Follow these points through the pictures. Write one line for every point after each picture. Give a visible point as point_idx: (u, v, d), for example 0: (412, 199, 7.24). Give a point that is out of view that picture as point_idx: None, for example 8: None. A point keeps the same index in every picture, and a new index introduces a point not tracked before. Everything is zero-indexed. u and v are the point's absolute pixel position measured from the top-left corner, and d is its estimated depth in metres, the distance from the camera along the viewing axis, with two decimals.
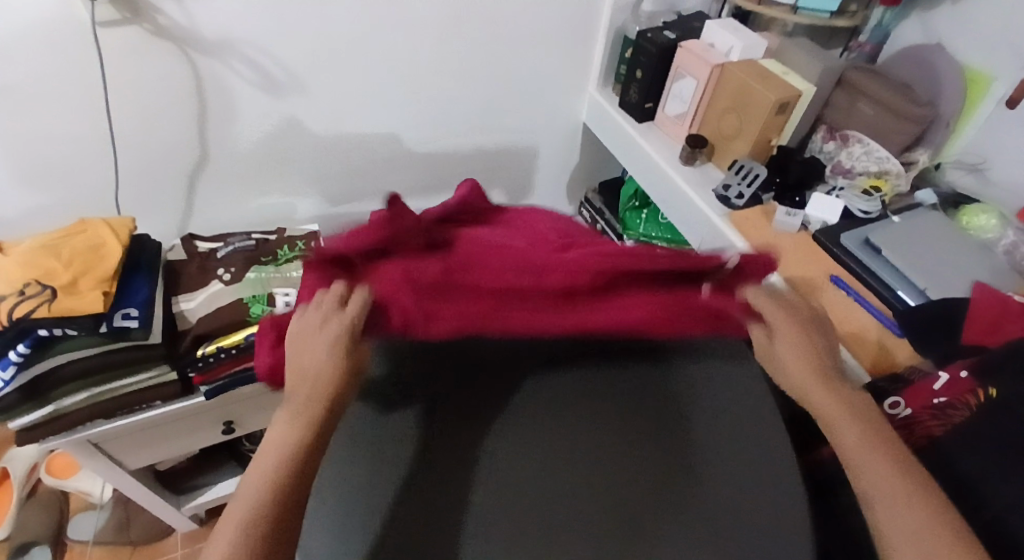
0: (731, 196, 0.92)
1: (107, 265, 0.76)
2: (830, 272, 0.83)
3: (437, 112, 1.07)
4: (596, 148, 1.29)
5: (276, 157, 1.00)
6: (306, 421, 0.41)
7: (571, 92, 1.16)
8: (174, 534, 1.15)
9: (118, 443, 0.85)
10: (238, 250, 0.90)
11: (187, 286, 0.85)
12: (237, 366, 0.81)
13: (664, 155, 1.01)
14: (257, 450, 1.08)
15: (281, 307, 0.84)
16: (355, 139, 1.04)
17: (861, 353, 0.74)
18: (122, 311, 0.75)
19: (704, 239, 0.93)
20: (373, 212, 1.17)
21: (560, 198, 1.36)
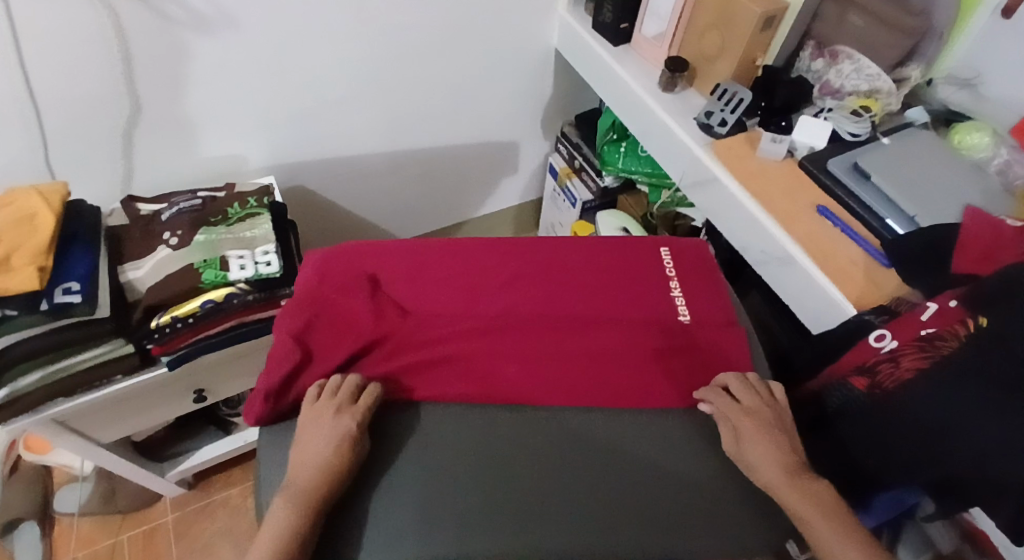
0: (714, 123, 0.84)
1: (41, 235, 0.70)
2: (816, 202, 0.79)
3: (390, 44, 0.97)
4: (570, 77, 1.20)
5: (221, 106, 0.92)
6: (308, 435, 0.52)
7: (541, 15, 1.05)
8: (163, 499, 1.15)
9: (84, 420, 0.82)
10: (184, 211, 0.82)
11: (133, 251, 0.79)
12: (196, 334, 0.77)
13: (642, 81, 0.93)
14: (236, 415, 1.04)
15: (236, 271, 0.77)
16: (302, 80, 0.95)
17: (848, 286, 0.71)
18: (62, 285, 0.69)
19: (687, 172, 0.87)
20: (332, 157, 1.09)
21: (534, 132, 1.28)
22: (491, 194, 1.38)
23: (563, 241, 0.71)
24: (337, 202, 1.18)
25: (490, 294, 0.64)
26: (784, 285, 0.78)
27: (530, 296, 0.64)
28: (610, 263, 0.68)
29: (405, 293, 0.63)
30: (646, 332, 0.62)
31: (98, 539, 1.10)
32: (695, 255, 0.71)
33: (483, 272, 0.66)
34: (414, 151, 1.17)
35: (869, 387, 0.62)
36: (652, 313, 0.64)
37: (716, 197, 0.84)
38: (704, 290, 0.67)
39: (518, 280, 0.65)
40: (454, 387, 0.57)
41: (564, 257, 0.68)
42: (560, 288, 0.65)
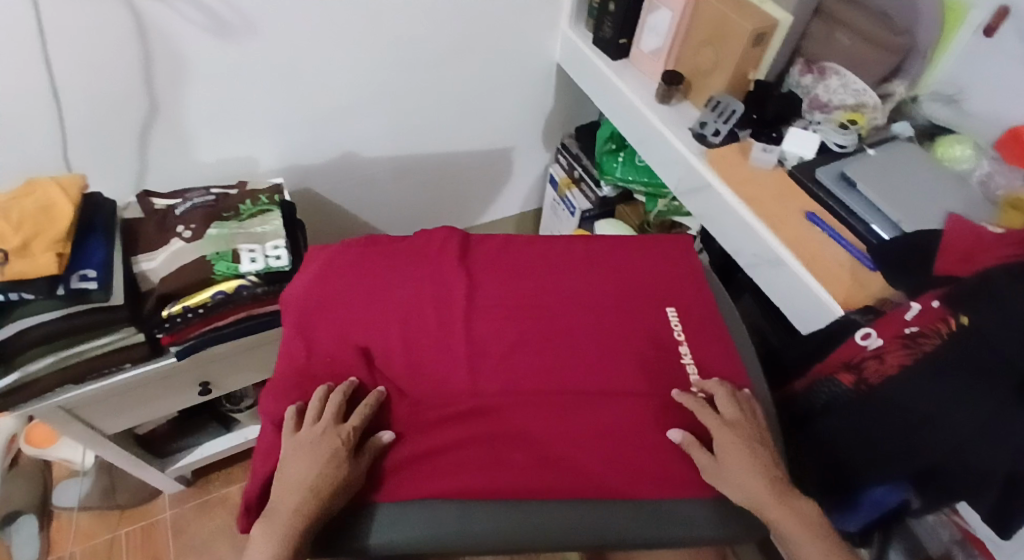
0: (708, 134, 0.89)
1: (59, 224, 0.73)
2: (805, 209, 0.82)
3: (398, 54, 1.01)
4: (571, 90, 1.25)
5: (233, 108, 0.95)
6: (303, 453, 0.56)
7: (543, 29, 1.10)
8: (163, 496, 1.16)
9: (91, 408, 0.84)
10: (198, 206, 0.85)
11: (147, 245, 0.81)
12: (206, 325, 0.79)
13: (638, 93, 0.97)
14: (239, 411, 1.05)
15: (247, 263, 0.80)
16: (314, 87, 0.99)
17: (835, 287, 0.74)
18: (79, 272, 0.72)
19: (682, 179, 0.91)
20: (339, 160, 1.13)
21: (536, 143, 1.32)
22: (493, 203, 1.42)
23: (565, 297, 0.72)
24: (341, 205, 1.21)
25: (485, 365, 0.65)
26: (774, 287, 0.82)
27: (528, 366, 0.66)
28: (611, 326, 0.70)
29: (398, 364, 0.66)
30: (648, 410, 0.62)
31: (96, 534, 1.10)
32: (704, 312, 0.72)
33: (478, 341, 0.67)
34: (418, 157, 1.21)
35: (856, 382, 0.64)
36: (657, 389, 0.65)
37: (709, 203, 0.87)
38: (707, 353, 0.69)
39: (515, 347, 0.67)
40: (451, 480, 0.57)
41: (565, 320, 0.70)
42: (558, 357, 0.67)
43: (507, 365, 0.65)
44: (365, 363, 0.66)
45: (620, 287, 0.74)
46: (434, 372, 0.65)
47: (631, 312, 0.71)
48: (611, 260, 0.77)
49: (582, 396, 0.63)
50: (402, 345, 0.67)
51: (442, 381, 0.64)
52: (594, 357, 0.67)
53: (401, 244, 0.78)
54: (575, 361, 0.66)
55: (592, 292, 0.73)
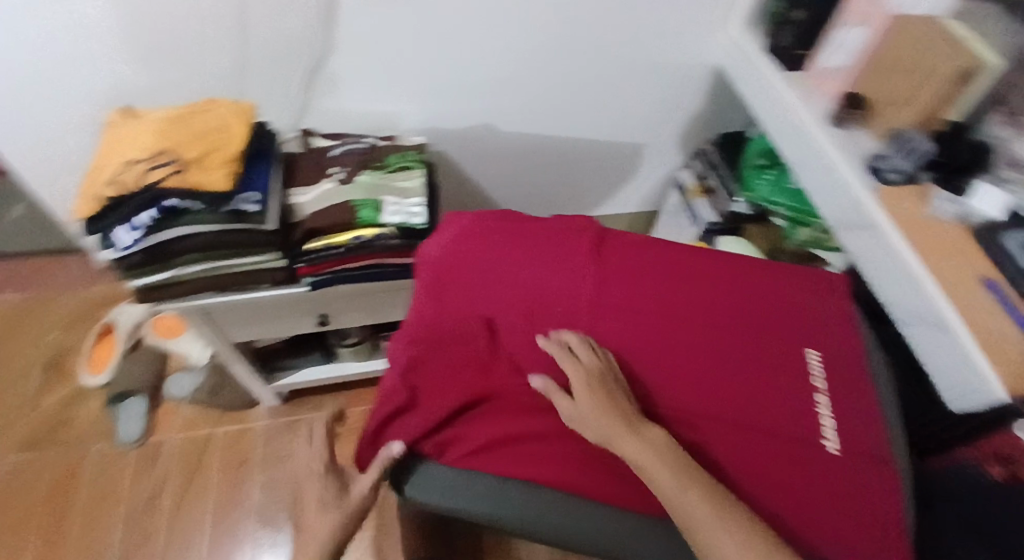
0: (886, 168, 0.80)
1: (231, 144, 0.77)
2: (984, 274, 0.72)
3: (557, 35, 0.99)
4: (722, 96, 1.19)
5: (392, 65, 0.98)
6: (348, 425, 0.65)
7: (711, 28, 1.05)
8: (259, 407, 1.25)
9: (225, 315, 0.91)
10: (351, 151, 0.89)
11: (302, 180, 0.86)
12: (340, 263, 0.84)
13: (811, 112, 0.90)
14: (342, 345, 1.10)
15: (388, 215, 0.83)
16: (470, 56, 0.99)
17: (1004, 369, 0.64)
18: (243, 193, 0.77)
19: (844, 213, 0.85)
20: (476, 131, 1.14)
21: (672, 145, 1.27)
22: (613, 197, 1.39)
23: (696, 311, 0.70)
24: (467, 173, 1.23)
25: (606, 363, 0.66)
26: (927, 350, 0.75)
27: (648, 374, 0.65)
28: (741, 351, 0.66)
29: (520, 344, 0.68)
30: (769, 448, 0.59)
31: (200, 426, 1.22)
32: (842, 356, 0.68)
33: (601, 339, 0.68)
34: (552, 139, 1.20)
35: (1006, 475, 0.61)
36: (782, 429, 0.61)
37: (874, 244, 0.80)
38: (844, 403, 0.64)
39: (637, 352, 0.67)
40: (545, 469, 0.57)
41: (692, 334, 0.68)
42: (678, 372, 0.65)
43: (627, 369, 0.65)
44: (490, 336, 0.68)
45: (757, 312, 0.70)
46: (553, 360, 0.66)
47: (764, 341, 0.67)
48: (755, 284, 0.72)
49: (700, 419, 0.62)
50: (526, 326, 0.69)
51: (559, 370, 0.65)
52: (718, 380, 0.64)
53: (538, 223, 0.78)
54: (697, 380, 0.64)
55: (725, 311, 0.70)
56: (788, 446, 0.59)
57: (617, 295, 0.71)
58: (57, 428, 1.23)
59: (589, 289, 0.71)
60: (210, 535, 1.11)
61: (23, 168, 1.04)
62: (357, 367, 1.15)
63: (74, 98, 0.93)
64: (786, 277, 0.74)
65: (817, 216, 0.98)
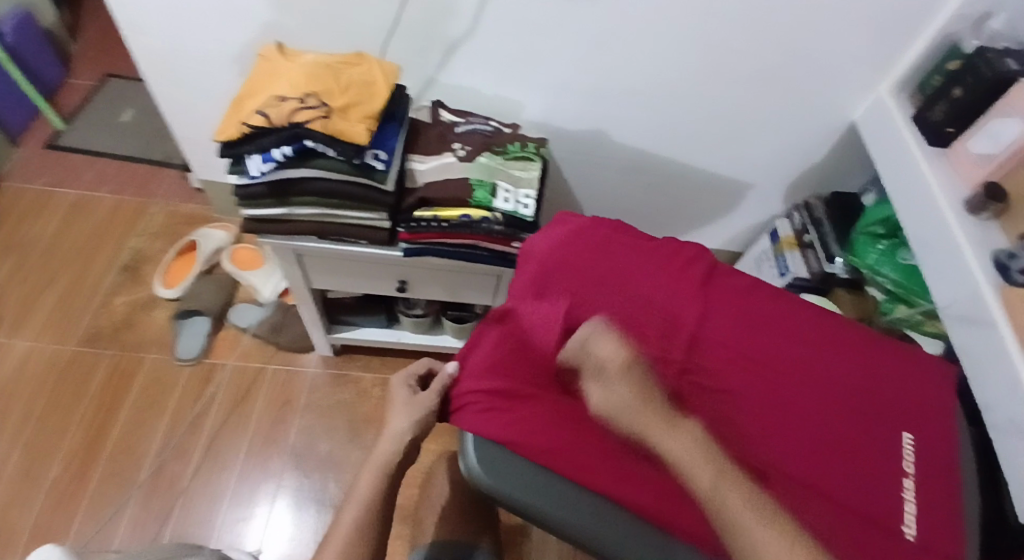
0: (1014, 269, 0.75)
1: (373, 104, 0.80)
2: None
3: (703, 60, 0.98)
4: (841, 156, 1.16)
5: (532, 56, 0.99)
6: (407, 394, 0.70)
7: (853, 86, 1.02)
8: (312, 353, 1.27)
9: (316, 260, 0.94)
10: (476, 132, 0.90)
11: (424, 149, 0.87)
12: (440, 237, 0.85)
13: (947, 192, 0.86)
14: (406, 315, 1.11)
15: (500, 202, 0.83)
16: (611, 63, 0.99)
17: None
18: (373, 150, 0.78)
19: (958, 304, 0.82)
20: (589, 136, 1.14)
21: (775, 192, 1.25)
22: (698, 229, 1.37)
23: (793, 357, 0.68)
24: (567, 174, 1.23)
25: (693, 387, 0.65)
26: (1015, 465, 0.71)
27: (731, 408, 0.63)
28: (829, 409, 0.64)
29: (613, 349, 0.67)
30: (837, 515, 0.56)
31: (253, 358, 1.25)
32: (939, 448, 0.63)
33: (693, 362, 0.67)
34: (658, 160, 1.19)
35: None
36: (855, 499, 0.58)
37: (982, 341, 0.77)
38: (933, 493, 0.59)
39: (725, 383, 0.65)
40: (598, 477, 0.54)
41: (784, 378, 0.66)
42: (759, 412, 0.63)
43: (708, 399, 0.64)
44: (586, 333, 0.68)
45: (859, 378, 0.66)
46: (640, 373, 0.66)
47: (858, 405, 0.64)
48: (863, 348, 0.69)
49: (772, 466, 0.59)
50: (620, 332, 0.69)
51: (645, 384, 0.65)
52: (800, 432, 0.62)
53: (648, 243, 0.77)
54: (777, 426, 0.62)
55: (824, 365, 0.67)
56: (860, 522, 0.56)
57: (715, 329, 0.69)
58: (125, 326, 1.28)
59: (692, 312, 0.71)
60: (242, 464, 1.14)
61: (163, 76, 1.09)
62: (416, 337, 1.16)
63: (228, 24, 0.97)
64: (895, 352, 0.70)
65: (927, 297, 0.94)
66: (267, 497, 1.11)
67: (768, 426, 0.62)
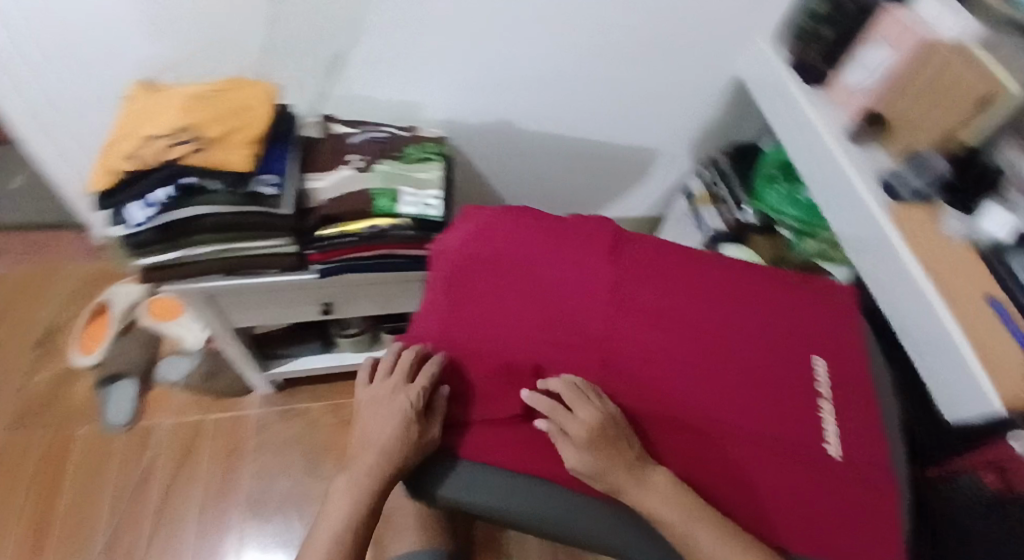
0: (898, 188, 0.82)
1: (256, 127, 0.76)
2: (988, 292, 0.73)
3: (590, 34, 0.99)
4: (737, 109, 1.20)
5: (421, 57, 0.98)
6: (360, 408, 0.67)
7: (734, 39, 1.06)
8: (252, 395, 1.23)
9: (231, 299, 0.90)
10: (370, 139, 0.89)
11: (321, 165, 0.85)
12: (353, 252, 0.83)
13: (829, 127, 0.91)
14: (343, 337, 1.08)
15: (405, 206, 0.82)
16: (501, 50, 0.99)
17: (1008, 385, 0.66)
18: (260, 176, 0.76)
19: (854, 230, 0.87)
20: (496, 127, 1.14)
21: (683, 153, 1.28)
22: (619, 200, 1.39)
23: (707, 309, 0.71)
24: (481, 168, 1.22)
25: (618, 354, 0.67)
26: (929, 368, 0.76)
27: (656, 367, 0.66)
28: (746, 351, 0.67)
29: (537, 330, 0.68)
30: (764, 449, 0.60)
31: (191, 412, 1.19)
32: (848, 368, 0.69)
33: (614, 329, 0.68)
34: (567, 139, 1.20)
35: (1002, 485, 0.64)
36: (780, 430, 0.62)
37: (881, 260, 0.82)
38: (845, 410, 0.65)
39: (647, 344, 0.67)
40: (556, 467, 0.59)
41: (701, 330, 0.69)
42: (683, 366, 0.66)
43: (634, 361, 0.66)
44: (508, 321, 0.69)
45: (768, 317, 0.71)
46: (565, 350, 0.67)
47: (770, 343, 0.69)
48: (767, 288, 0.74)
49: (700, 416, 0.62)
50: (541, 313, 0.70)
51: (571, 358, 0.67)
52: (721, 378, 0.65)
53: (558, 221, 0.79)
54: (700, 376, 0.65)
55: (735, 311, 0.71)
56: (785, 451, 0.60)
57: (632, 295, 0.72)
58: (45, 405, 1.19)
59: (606, 281, 0.72)
60: (199, 523, 1.08)
61: (32, 134, 1.01)
62: (357, 357, 1.13)
63: (95, 70, 0.91)
64: (797, 287, 0.75)
65: (823, 227, 1.01)
66: (231, 551, 1.06)
67: (692, 378, 0.65)
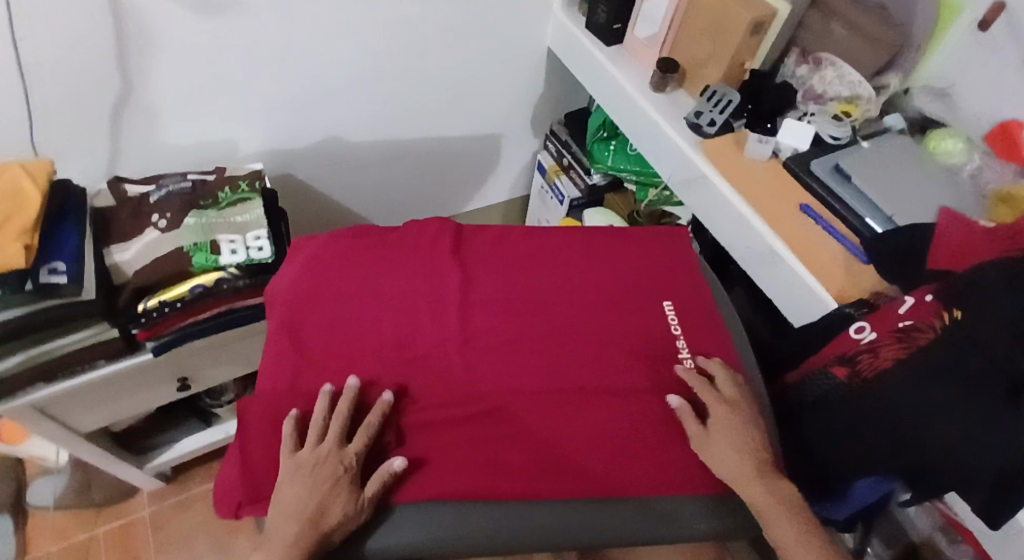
0: (703, 124, 0.88)
1: (27, 213, 0.68)
2: (798, 201, 0.82)
3: (389, 33, 0.97)
4: (562, 77, 1.23)
5: (217, 92, 0.91)
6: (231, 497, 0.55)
7: (537, 12, 1.07)
8: (139, 494, 1.13)
9: (66, 404, 0.79)
10: (173, 193, 0.81)
11: (122, 233, 0.77)
12: (186, 319, 0.76)
13: (633, 81, 0.95)
14: (218, 405, 1.02)
15: (227, 255, 0.76)
16: (300, 68, 0.94)
17: (828, 280, 0.74)
18: (48, 265, 0.68)
19: (677, 171, 0.90)
20: (325, 146, 1.09)
21: (525, 131, 1.30)
22: (480, 190, 1.39)
23: (557, 284, 0.72)
24: (325, 192, 1.17)
25: (479, 351, 0.64)
26: (768, 281, 0.81)
27: (518, 354, 0.64)
28: (601, 315, 0.69)
29: (389, 349, 0.64)
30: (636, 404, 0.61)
31: (72, 532, 1.07)
32: (697, 300, 0.72)
33: (470, 328, 0.66)
34: (405, 143, 1.17)
35: (850, 375, 0.64)
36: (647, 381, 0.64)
37: (704, 195, 0.86)
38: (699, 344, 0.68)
39: (506, 334, 0.66)
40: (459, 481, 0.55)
41: (554, 306, 0.69)
42: (545, 346, 0.65)
43: (497, 353, 0.64)
44: (355, 349, 0.64)
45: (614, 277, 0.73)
46: (422, 361, 0.63)
47: (621, 301, 0.70)
48: (606, 249, 0.76)
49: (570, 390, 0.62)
50: (391, 330, 0.65)
51: (429, 369, 0.63)
52: (583, 347, 0.66)
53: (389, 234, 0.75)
54: (562, 351, 0.65)
55: (583, 279, 0.72)
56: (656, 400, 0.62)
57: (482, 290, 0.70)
58: None
59: (452, 283, 0.70)
60: None
61: None
62: None
63: None
64: (632, 241, 0.78)
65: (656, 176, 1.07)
66: None
67: (555, 356, 0.64)
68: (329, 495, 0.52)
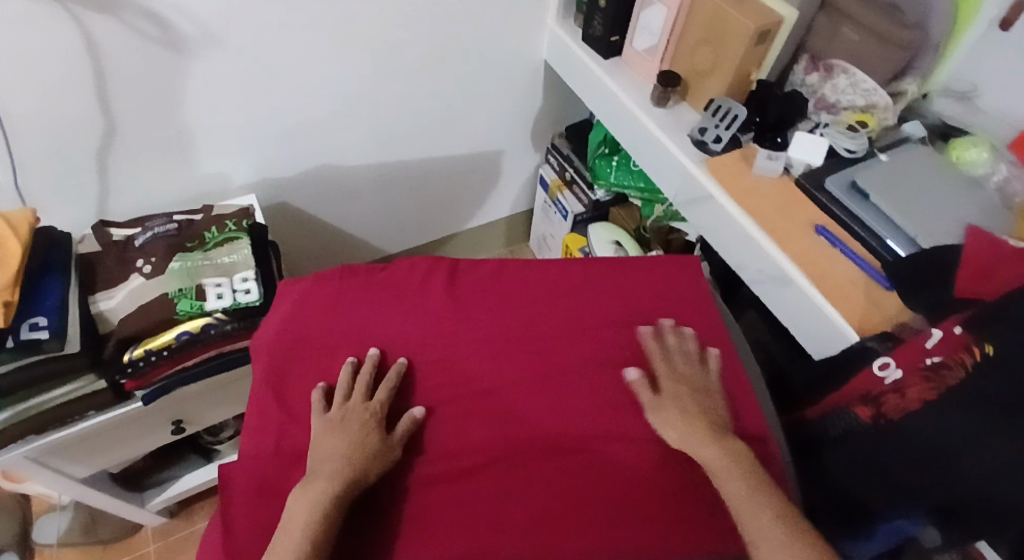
0: (708, 140, 0.83)
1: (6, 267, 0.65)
2: (814, 221, 0.77)
3: (378, 57, 0.93)
4: (561, 90, 1.19)
5: (200, 126, 0.88)
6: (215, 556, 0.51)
7: (531, 26, 1.03)
8: (144, 528, 1.11)
9: (61, 457, 0.77)
10: (158, 236, 0.79)
11: (106, 281, 0.76)
12: (175, 366, 0.74)
13: (633, 97, 0.91)
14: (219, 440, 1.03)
15: (213, 300, 0.74)
16: (286, 98, 0.91)
17: (846, 309, 0.68)
18: (29, 321, 0.65)
19: (682, 189, 0.86)
20: (316, 173, 1.06)
21: (525, 146, 1.26)
22: (481, 208, 1.35)
23: (555, 320, 0.67)
24: (322, 220, 1.15)
25: (473, 400, 0.60)
26: (782, 306, 0.76)
27: (515, 402, 0.60)
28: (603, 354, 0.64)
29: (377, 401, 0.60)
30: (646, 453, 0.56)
31: None
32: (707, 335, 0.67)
33: (463, 375, 0.62)
34: (401, 165, 1.14)
35: (874, 416, 0.57)
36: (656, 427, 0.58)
37: (712, 215, 0.82)
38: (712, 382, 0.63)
39: (501, 380, 0.61)
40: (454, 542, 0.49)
41: (553, 347, 0.64)
42: (544, 392, 0.61)
43: (492, 402, 0.60)
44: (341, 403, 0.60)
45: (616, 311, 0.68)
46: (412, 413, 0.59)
47: (625, 338, 0.66)
48: (606, 280, 0.72)
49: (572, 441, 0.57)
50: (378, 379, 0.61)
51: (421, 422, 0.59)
52: (585, 390, 0.61)
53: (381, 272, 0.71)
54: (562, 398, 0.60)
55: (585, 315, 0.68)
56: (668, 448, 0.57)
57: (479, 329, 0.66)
58: None
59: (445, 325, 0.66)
60: None
61: None
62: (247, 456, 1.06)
63: None
64: (634, 270, 0.74)
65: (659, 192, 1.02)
66: None
67: (555, 402, 0.60)
68: (361, 437, 0.53)
